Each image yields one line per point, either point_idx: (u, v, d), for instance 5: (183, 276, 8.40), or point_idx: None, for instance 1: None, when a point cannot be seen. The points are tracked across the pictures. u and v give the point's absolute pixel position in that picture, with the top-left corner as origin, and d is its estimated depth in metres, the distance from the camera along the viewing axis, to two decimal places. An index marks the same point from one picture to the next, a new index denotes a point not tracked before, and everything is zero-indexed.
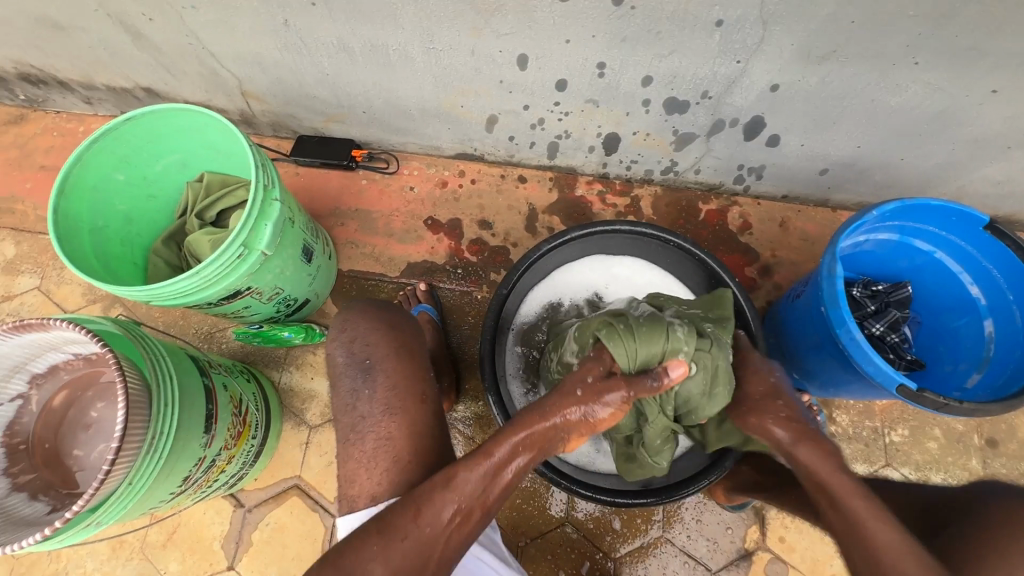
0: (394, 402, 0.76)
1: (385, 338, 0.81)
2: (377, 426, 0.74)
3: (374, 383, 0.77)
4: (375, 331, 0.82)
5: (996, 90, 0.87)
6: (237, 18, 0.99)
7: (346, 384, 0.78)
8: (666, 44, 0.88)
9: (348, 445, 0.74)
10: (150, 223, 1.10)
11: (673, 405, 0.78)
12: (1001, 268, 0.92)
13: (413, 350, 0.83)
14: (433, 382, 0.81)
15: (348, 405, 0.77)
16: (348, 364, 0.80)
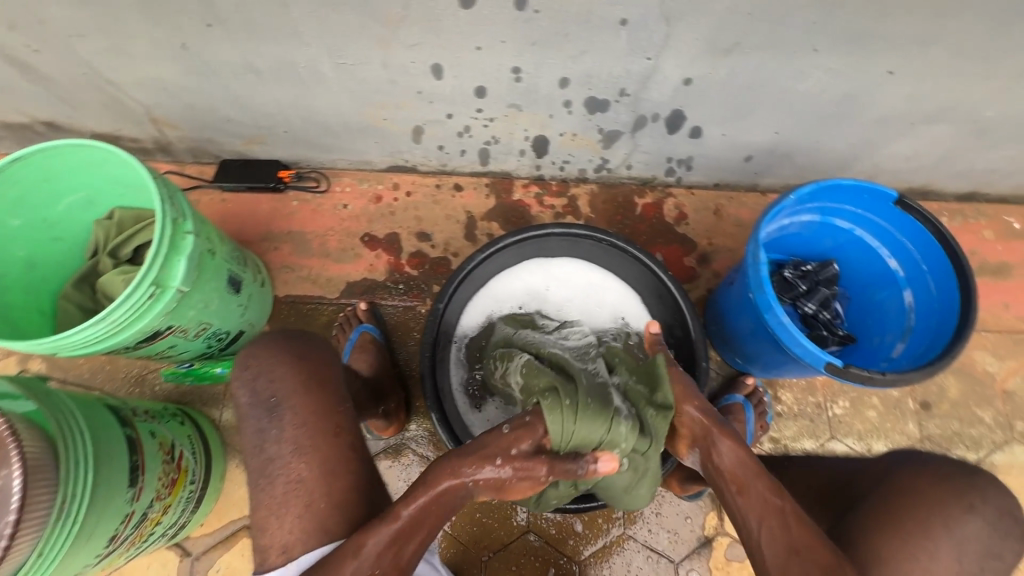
0: (305, 440, 0.73)
1: (293, 373, 0.78)
2: (287, 468, 0.72)
3: (281, 422, 0.74)
4: (281, 365, 0.79)
5: (893, 71, 0.90)
6: (130, 44, 0.93)
7: (251, 426, 0.75)
8: (576, 46, 0.88)
9: (257, 491, 0.72)
10: (58, 267, 1.03)
11: (588, 481, 0.82)
12: (913, 240, 0.96)
13: (325, 380, 0.79)
14: (349, 412, 0.78)
15: (256, 448, 0.74)
16: (254, 405, 0.76)
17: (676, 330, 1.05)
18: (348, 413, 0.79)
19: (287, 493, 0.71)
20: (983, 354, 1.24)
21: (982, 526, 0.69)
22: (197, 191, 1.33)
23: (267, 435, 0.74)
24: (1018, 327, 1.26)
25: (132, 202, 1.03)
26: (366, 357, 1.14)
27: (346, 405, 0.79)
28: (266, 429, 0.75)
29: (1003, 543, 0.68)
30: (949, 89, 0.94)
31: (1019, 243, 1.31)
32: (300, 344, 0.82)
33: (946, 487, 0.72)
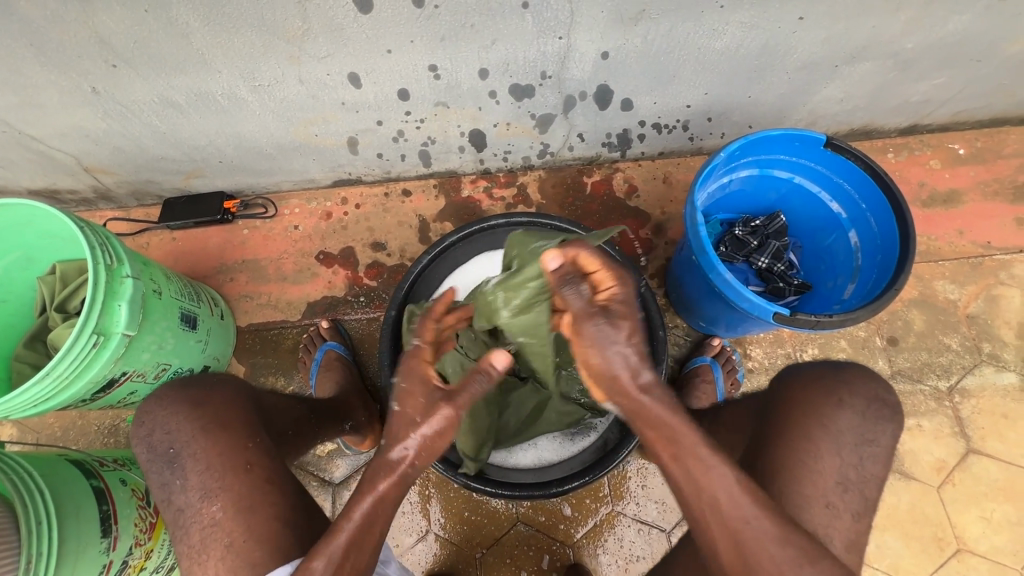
0: (212, 483, 0.73)
1: (187, 419, 0.77)
2: (199, 514, 0.72)
3: (184, 472, 0.75)
4: (175, 415, 0.78)
5: (803, 17, 0.90)
6: (42, 97, 0.92)
7: (155, 481, 0.75)
8: (486, 35, 0.88)
9: (177, 542, 0.73)
10: (7, 328, 1.02)
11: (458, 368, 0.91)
12: (850, 181, 0.97)
13: (227, 421, 0.79)
14: (258, 446, 0.78)
15: (164, 500, 0.75)
16: (154, 459, 0.76)
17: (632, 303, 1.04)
18: (260, 447, 0.78)
19: (248, 519, 0.71)
20: (944, 283, 1.25)
21: (853, 417, 0.78)
22: (146, 234, 1.32)
23: (224, 466, 0.74)
24: (974, 251, 1.27)
25: (71, 253, 1.02)
26: (334, 374, 1.15)
27: (255, 439, 0.79)
28: (222, 460, 0.75)
29: (874, 427, 0.78)
30: (861, 26, 0.94)
31: (965, 168, 1.32)
32: (197, 388, 0.82)
33: (820, 387, 0.81)
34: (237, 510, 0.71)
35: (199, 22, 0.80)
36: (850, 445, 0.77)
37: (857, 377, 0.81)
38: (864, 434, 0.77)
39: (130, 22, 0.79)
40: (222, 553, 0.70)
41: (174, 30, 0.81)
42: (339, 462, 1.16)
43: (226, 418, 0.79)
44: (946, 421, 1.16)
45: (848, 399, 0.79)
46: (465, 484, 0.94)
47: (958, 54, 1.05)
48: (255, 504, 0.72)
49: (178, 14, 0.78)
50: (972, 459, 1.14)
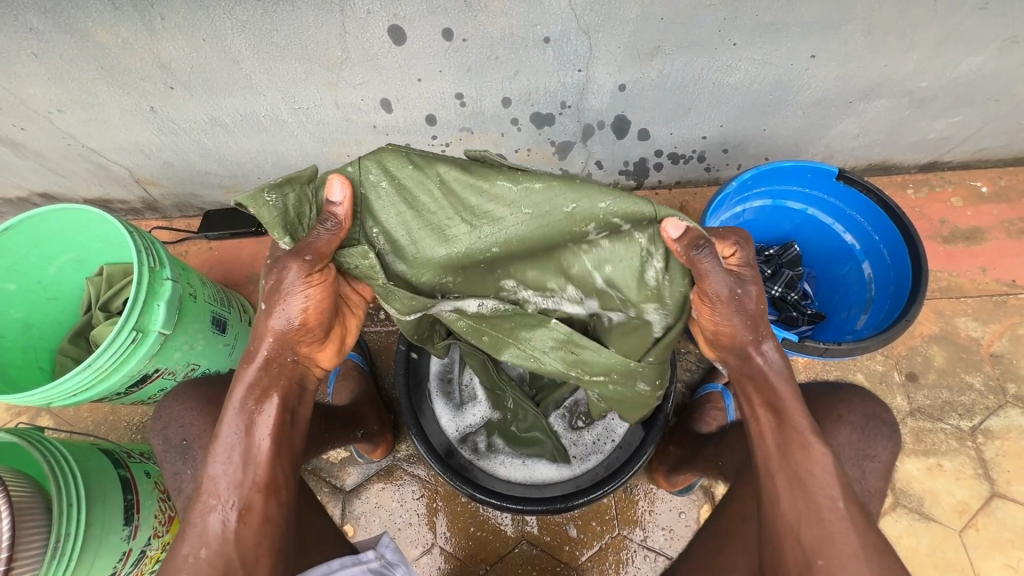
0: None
1: (202, 414, 0.84)
2: None
3: (195, 462, 0.81)
4: (191, 410, 0.85)
5: (815, 55, 0.94)
6: (106, 114, 1.02)
7: (167, 469, 0.83)
8: (509, 66, 0.94)
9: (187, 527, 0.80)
10: (55, 325, 1.10)
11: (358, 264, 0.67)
12: (863, 213, 0.98)
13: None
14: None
15: (176, 488, 0.81)
16: (168, 449, 0.83)
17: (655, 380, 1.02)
18: None
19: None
20: (966, 320, 1.23)
21: (852, 432, 0.81)
22: (185, 243, 1.40)
23: None
24: (998, 289, 1.25)
25: (118, 257, 1.10)
26: (350, 383, 1.19)
27: None
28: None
29: (875, 443, 0.80)
30: (873, 65, 0.97)
31: (988, 206, 1.31)
32: (210, 386, 0.88)
33: (819, 404, 0.84)
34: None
35: (250, 50, 0.88)
36: (852, 459, 0.80)
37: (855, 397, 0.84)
38: (865, 448, 0.80)
39: (190, 49, 0.88)
40: None
41: (227, 56, 0.89)
42: (351, 470, 1.19)
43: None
44: (969, 462, 1.12)
45: (846, 415, 0.82)
46: (470, 495, 0.96)
47: (974, 93, 1.06)
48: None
49: (232, 43, 0.86)
50: (997, 503, 1.10)
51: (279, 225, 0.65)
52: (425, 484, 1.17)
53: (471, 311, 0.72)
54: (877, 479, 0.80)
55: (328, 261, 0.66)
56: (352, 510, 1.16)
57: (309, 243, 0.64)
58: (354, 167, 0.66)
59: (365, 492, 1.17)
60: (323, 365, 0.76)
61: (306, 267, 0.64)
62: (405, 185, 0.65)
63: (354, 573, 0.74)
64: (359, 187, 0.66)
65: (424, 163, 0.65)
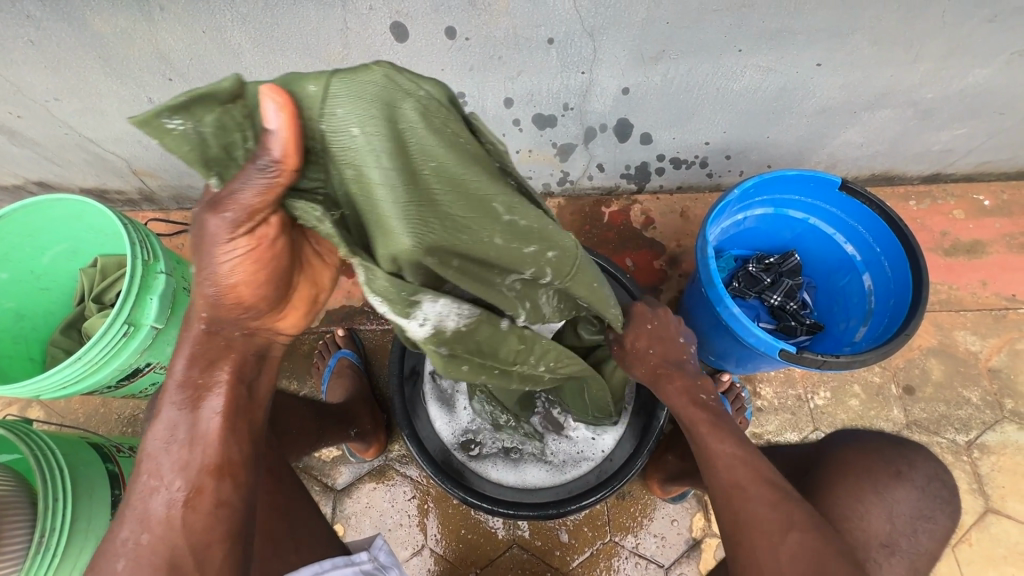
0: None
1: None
2: None
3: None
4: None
5: (821, 63, 0.93)
6: (103, 104, 1.01)
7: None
8: (512, 67, 0.93)
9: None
10: (48, 315, 1.09)
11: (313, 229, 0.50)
12: (865, 225, 0.97)
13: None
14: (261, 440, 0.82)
15: None
16: None
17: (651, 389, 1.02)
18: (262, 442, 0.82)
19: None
20: (964, 333, 1.22)
21: (912, 491, 0.74)
22: (181, 235, 1.39)
23: None
24: (997, 303, 1.24)
25: (113, 249, 1.09)
26: (344, 382, 1.18)
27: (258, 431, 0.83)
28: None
29: (934, 505, 0.75)
30: (879, 76, 0.96)
31: (990, 220, 1.30)
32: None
33: (876, 454, 0.77)
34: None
35: (250, 44, 0.87)
36: (908, 518, 0.73)
37: (909, 449, 0.78)
38: (923, 509, 0.74)
39: (189, 41, 0.86)
40: None
41: (227, 50, 0.88)
42: (342, 469, 1.18)
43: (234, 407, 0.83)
44: (964, 477, 1.12)
45: (906, 472, 0.75)
46: (462, 499, 0.96)
47: (979, 106, 1.06)
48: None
49: (232, 36, 0.85)
50: (991, 519, 1.09)
51: (199, 162, 0.48)
52: (416, 485, 1.16)
53: (446, 332, 0.59)
54: (932, 542, 0.74)
55: (267, 215, 0.50)
56: (343, 510, 1.15)
57: (246, 190, 0.47)
58: (318, 88, 0.46)
59: (356, 491, 1.16)
60: (286, 332, 0.65)
61: (231, 225, 0.49)
62: (385, 143, 0.46)
63: (345, 574, 0.72)
64: (310, 117, 0.46)
65: (434, 134, 0.48)
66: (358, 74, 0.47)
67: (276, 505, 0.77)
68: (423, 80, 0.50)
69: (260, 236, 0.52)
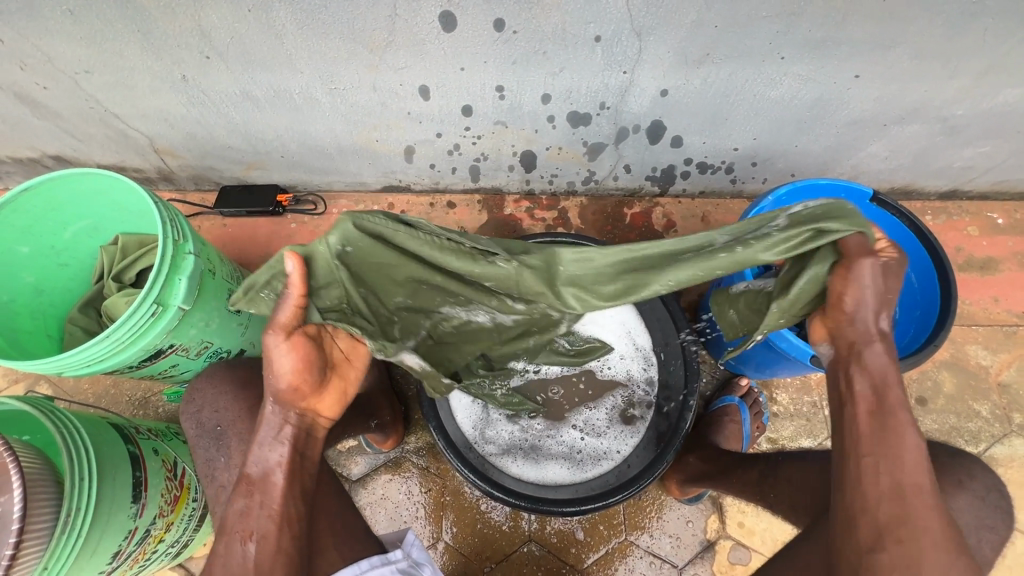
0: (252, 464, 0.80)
1: (235, 400, 0.86)
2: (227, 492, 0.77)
3: (228, 449, 0.82)
4: (225, 395, 0.87)
5: (859, 75, 0.94)
6: (134, 79, 0.99)
7: (200, 454, 0.83)
8: (555, 63, 0.92)
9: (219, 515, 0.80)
10: (65, 292, 1.06)
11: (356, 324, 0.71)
12: (893, 236, 0.99)
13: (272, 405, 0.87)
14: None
15: (204, 475, 0.83)
16: (199, 435, 0.84)
17: (676, 392, 1.03)
18: None
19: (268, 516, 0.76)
20: (976, 348, 1.24)
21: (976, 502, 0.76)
22: (198, 217, 1.38)
23: None
24: (1009, 319, 1.27)
25: (136, 227, 1.07)
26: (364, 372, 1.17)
27: None
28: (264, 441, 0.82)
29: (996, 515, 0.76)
30: (913, 90, 0.98)
31: (1003, 238, 1.33)
32: (244, 369, 0.91)
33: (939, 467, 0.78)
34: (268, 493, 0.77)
35: (294, 25, 0.86)
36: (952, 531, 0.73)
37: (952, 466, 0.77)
38: (986, 519, 0.75)
39: (232, 19, 0.85)
40: None
41: (270, 30, 0.87)
42: (358, 459, 1.17)
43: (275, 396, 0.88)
44: None
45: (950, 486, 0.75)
46: (486, 492, 0.96)
47: (1004, 126, 1.08)
48: (279, 500, 0.77)
49: (277, 16, 0.84)
50: None
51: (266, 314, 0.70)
52: (432, 478, 1.16)
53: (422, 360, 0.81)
54: (986, 559, 0.76)
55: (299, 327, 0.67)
56: (357, 500, 1.15)
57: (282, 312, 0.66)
58: (323, 247, 0.64)
59: (372, 482, 1.16)
60: (327, 416, 0.74)
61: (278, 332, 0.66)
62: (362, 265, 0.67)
63: (383, 573, 0.73)
64: (315, 266, 0.65)
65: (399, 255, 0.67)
66: (334, 230, 0.63)
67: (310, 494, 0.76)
68: (376, 215, 0.64)
69: (299, 342, 0.67)
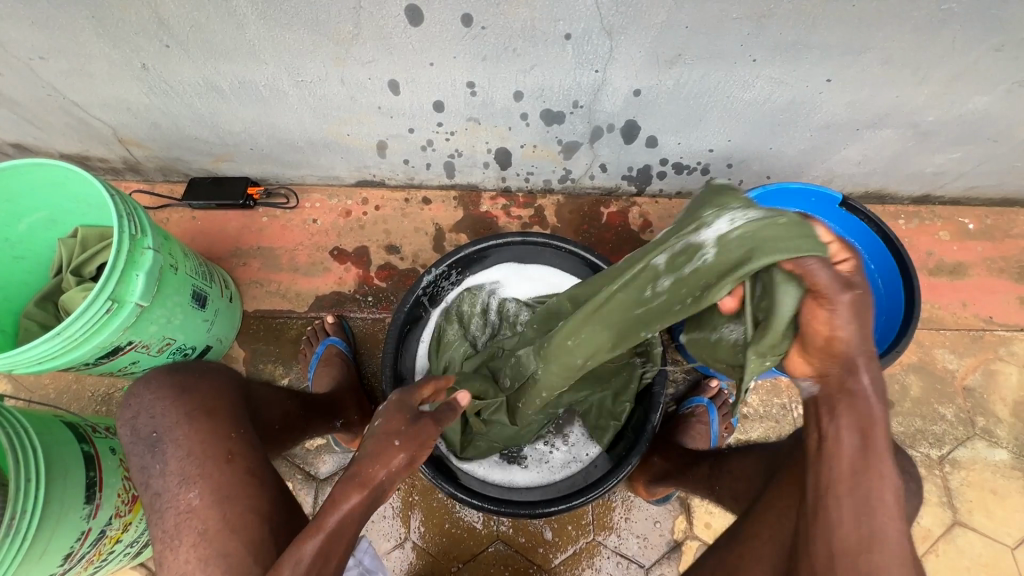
0: (192, 470, 0.75)
1: (173, 405, 0.79)
2: (177, 500, 0.74)
3: (164, 456, 0.76)
4: (161, 400, 0.79)
5: (831, 79, 0.94)
6: (92, 66, 0.96)
7: (134, 463, 0.77)
8: (526, 60, 0.91)
9: (152, 525, 0.75)
10: (21, 286, 1.03)
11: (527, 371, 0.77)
12: (862, 242, 1.00)
13: (213, 408, 0.80)
14: (242, 437, 0.79)
15: (141, 484, 0.77)
16: (136, 442, 0.78)
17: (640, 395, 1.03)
18: (243, 438, 0.80)
19: (211, 524, 0.72)
20: (943, 352, 1.26)
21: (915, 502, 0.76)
22: (166, 210, 1.35)
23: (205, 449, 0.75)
24: (976, 324, 1.28)
25: (95, 219, 1.04)
26: (333, 370, 1.15)
27: (239, 429, 0.80)
28: (203, 448, 0.76)
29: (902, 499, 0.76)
30: (885, 95, 0.98)
31: (974, 243, 1.34)
32: (184, 374, 0.83)
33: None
34: (204, 502, 0.73)
35: (256, 15, 0.83)
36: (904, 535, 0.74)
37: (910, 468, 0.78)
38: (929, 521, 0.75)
39: (190, 8, 0.82)
40: (195, 538, 0.71)
41: (231, 20, 0.84)
42: (326, 458, 1.16)
43: (213, 400, 0.81)
44: (936, 490, 1.16)
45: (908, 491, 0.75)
46: (451, 494, 0.93)
47: (975, 133, 1.08)
48: (221, 505, 0.73)
49: (237, 6, 0.82)
50: (958, 531, 1.14)
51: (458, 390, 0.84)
52: None
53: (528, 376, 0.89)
54: None
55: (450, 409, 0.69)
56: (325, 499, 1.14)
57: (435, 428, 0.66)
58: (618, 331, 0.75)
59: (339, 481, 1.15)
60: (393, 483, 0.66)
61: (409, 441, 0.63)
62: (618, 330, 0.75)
63: None
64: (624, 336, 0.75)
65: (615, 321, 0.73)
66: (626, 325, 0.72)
67: (252, 503, 0.74)
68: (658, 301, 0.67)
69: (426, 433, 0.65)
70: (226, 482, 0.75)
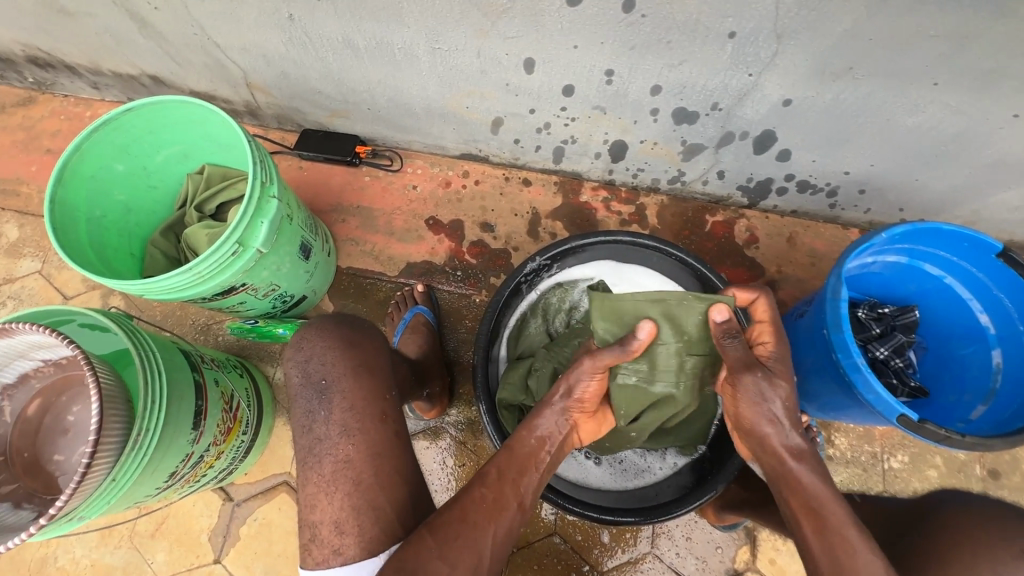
0: (353, 422, 0.76)
1: (342, 356, 0.80)
2: (335, 449, 0.74)
3: (330, 405, 0.77)
4: (332, 349, 0.81)
5: (1019, 115, 0.83)
6: (241, 10, 0.98)
7: (301, 405, 0.78)
8: (677, 54, 0.86)
9: (305, 468, 0.75)
10: (150, 214, 1.09)
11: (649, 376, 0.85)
12: (1012, 297, 0.90)
13: (374, 365, 0.82)
14: (394, 400, 0.81)
15: (304, 427, 0.77)
16: (304, 385, 0.79)
17: None
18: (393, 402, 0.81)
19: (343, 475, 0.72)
20: None
21: None
22: (277, 156, 1.39)
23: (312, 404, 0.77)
24: None
25: (222, 158, 1.08)
26: (418, 338, 1.17)
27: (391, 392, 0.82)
28: (349, 403, 0.77)
29: None
30: None
31: None
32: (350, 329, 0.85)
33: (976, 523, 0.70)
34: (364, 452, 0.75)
35: None
36: None
37: None
38: None
39: None
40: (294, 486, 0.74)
41: None
42: None
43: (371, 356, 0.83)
44: None
45: None
46: None
47: None
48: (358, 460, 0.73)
49: None
50: None
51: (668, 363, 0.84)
52: (468, 453, 1.17)
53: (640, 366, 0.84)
54: None
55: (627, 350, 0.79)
56: None
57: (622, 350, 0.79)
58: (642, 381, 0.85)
59: None
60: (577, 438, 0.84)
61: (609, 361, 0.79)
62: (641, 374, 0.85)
63: None
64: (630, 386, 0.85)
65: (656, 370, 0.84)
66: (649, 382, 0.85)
67: (381, 462, 0.74)
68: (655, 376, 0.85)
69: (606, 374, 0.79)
70: (350, 437, 0.75)
